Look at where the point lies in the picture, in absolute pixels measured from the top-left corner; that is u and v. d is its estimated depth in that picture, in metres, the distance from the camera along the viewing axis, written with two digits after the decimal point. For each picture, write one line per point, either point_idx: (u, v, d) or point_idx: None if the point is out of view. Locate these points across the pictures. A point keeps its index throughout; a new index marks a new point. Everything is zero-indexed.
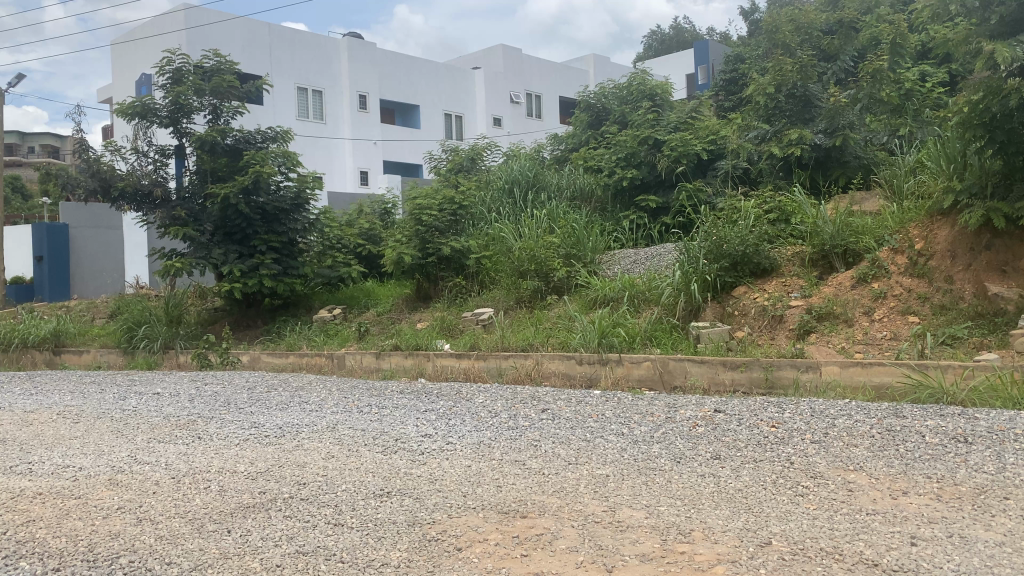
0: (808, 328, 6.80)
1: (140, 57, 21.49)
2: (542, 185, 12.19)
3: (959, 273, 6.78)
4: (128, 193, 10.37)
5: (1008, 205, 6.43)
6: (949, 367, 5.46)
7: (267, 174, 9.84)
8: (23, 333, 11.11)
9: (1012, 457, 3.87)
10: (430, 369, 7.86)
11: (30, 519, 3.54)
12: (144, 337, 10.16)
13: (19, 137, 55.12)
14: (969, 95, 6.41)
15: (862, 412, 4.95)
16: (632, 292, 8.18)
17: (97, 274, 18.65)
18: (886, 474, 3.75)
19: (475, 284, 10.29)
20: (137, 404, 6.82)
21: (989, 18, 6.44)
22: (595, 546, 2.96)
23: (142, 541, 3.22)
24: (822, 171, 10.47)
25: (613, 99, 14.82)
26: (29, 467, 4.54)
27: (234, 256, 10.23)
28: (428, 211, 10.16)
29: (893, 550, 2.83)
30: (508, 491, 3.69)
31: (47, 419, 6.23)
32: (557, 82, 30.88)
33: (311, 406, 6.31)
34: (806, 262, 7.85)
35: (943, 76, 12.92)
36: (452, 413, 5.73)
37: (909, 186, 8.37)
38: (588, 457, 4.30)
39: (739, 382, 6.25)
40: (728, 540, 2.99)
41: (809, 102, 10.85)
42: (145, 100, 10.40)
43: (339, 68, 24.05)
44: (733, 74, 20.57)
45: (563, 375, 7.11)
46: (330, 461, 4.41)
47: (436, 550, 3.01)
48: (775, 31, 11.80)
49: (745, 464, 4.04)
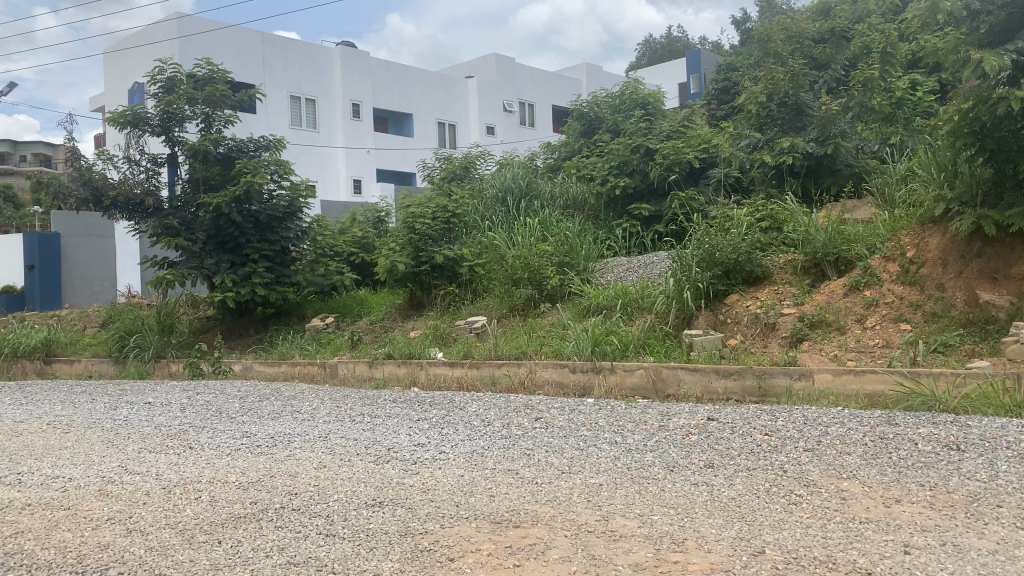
0: (801, 336, 6.82)
1: (133, 64, 21.39)
2: (535, 194, 12.29)
3: (951, 281, 6.80)
4: (120, 202, 10.29)
5: (1000, 213, 6.46)
6: (941, 375, 5.46)
7: (259, 183, 9.79)
8: (12, 343, 11.04)
9: (1005, 465, 3.88)
10: (423, 378, 7.82)
11: (18, 531, 3.50)
12: (135, 345, 10.14)
13: (13, 146, 54.92)
14: (959, 104, 6.52)
15: (855, 420, 4.95)
16: (625, 300, 8.19)
17: (89, 282, 18.48)
18: (879, 482, 3.75)
19: (467, 292, 10.24)
20: (127, 414, 6.76)
21: (978, 28, 6.50)
22: (588, 556, 2.94)
23: (133, 552, 3.19)
24: (814, 179, 10.56)
25: (606, 107, 14.88)
26: (17, 477, 4.50)
27: (227, 265, 10.25)
28: (422, 219, 10.18)
29: (887, 559, 2.82)
30: (501, 501, 3.67)
31: (37, 429, 6.19)
32: (549, 90, 31.09)
33: (302, 416, 6.26)
34: (799, 269, 7.88)
35: (933, 85, 13.01)
36: (445, 422, 5.70)
37: (901, 194, 8.41)
38: (580, 466, 4.29)
39: (731, 390, 6.25)
40: (722, 549, 2.98)
41: (800, 110, 10.96)
42: (136, 108, 10.32)
43: (332, 77, 24.06)
44: (726, 83, 20.68)
45: (557, 383, 7.10)
46: (322, 471, 4.38)
47: (428, 560, 2.99)
48: (767, 40, 11.83)
49: (738, 473, 4.04)
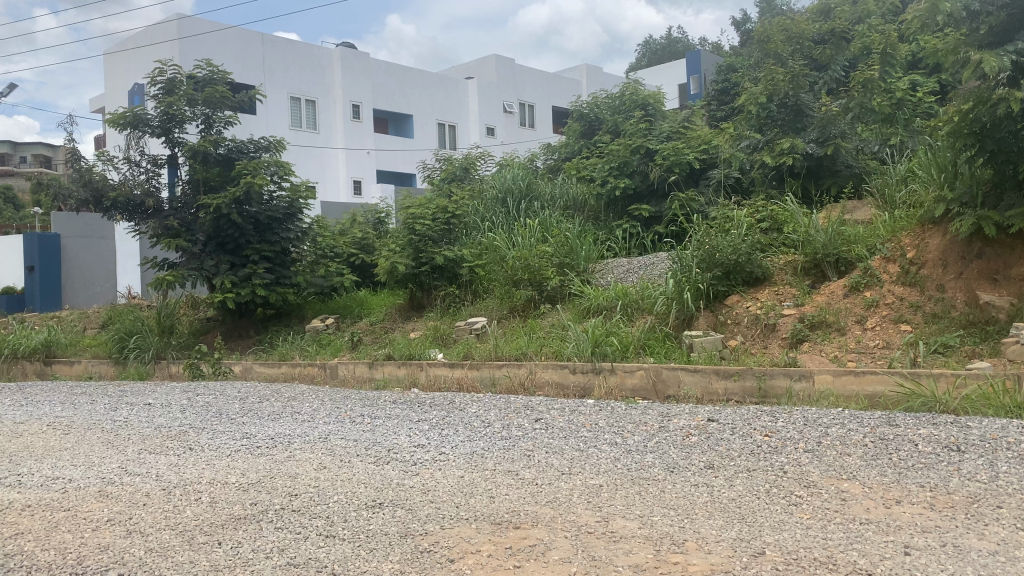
0: (802, 337, 6.81)
1: (133, 65, 21.40)
2: (535, 195, 12.28)
3: (951, 281, 6.80)
4: (120, 203, 10.29)
5: (1000, 214, 6.45)
6: (941, 376, 5.46)
7: (259, 184, 9.80)
8: (12, 344, 11.03)
9: (1005, 466, 3.88)
10: (424, 379, 7.82)
11: (17, 533, 3.49)
12: (135, 346, 10.15)
13: (13, 147, 54.90)
14: (959, 105, 6.52)
15: (855, 421, 4.95)
16: (625, 300, 8.19)
17: (89, 283, 18.49)
18: (879, 483, 3.75)
19: (468, 293, 10.24)
20: (128, 415, 6.76)
21: (978, 29, 6.52)
22: (588, 558, 2.94)
23: (132, 553, 3.19)
24: (814, 180, 10.55)
25: (605, 108, 14.88)
26: (17, 478, 4.50)
27: (227, 266, 10.26)
28: (422, 220, 10.18)
29: (887, 560, 2.82)
30: (501, 502, 3.67)
31: (37, 430, 6.18)
32: (549, 92, 31.11)
33: (302, 417, 6.25)
34: (799, 270, 7.88)
35: (933, 85, 13.02)
36: (444, 424, 5.70)
37: (901, 195, 8.41)
38: (580, 467, 4.29)
39: (732, 391, 6.25)
40: (722, 551, 2.97)
41: (800, 111, 10.96)
42: (136, 110, 10.33)
43: (332, 78, 24.07)
44: (726, 84, 20.71)
45: (557, 384, 7.09)
46: (322, 472, 4.38)
47: (428, 562, 2.99)
48: (767, 41, 11.84)
49: (739, 474, 4.04)
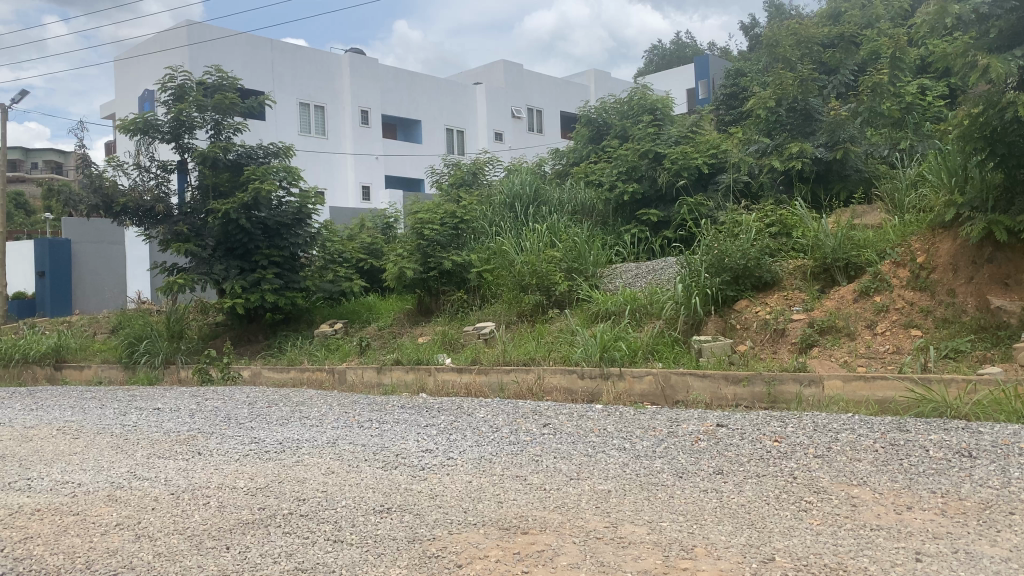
0: (811, 341, 6.79)
1: (143, 72, 21.59)
2: (544, 200, 12.29)
3: (962, 286, 6.74)
4: (131, 209, 10.40)
5: (1010, 218, 6.41)
6: (952, 381, 5.43)
7: (266, 190, 9.88)
8: (23, 349, 11.09)
9: (1017, 472, 3.83)
10: (431, 383, 7.86)
11: (28, 536, 3.52)
12: (145, 351, 10.14)
13: (23, 152, 55.16)
14: (968, 109, 6.45)
15: (865, 427, 4.90)
16: (633, 306, 8.15)
17: (100, 289, 18.74)
18: (889, 489, 3.71)
19: (476, 298, 10.27)
20: (137, 419, 6.79)
21: (988, 31, 6.44)
22: (596, 563, 2.92)
23: (140, 557, 3.20)
24: (823, 184, 10.48)
25: (614, 113, 14.81)
26: (27, 483, 4.51)
27: (236, 271, 10.31)
28: (430, 225, 10.20)
29: (899, 567, 2.79)
30: (508, 508, 3.65)
31: (47, 435, 6.22)
32: (555, 97, 31.07)
33: (311, 422, 6.25)
34: (808, 275, 7.85)
35: (943, 88, 12.98)
36: (453, 428, 5.70)
37: (910, 200, 8.37)
38: (589, 473, 4.27)
39: (741, 397, 6.22)
40: (731, 557, 2.95)
41: (810, 115, 10.88)
42: (146, 116, 10.41)
43: (341, 85, 24.21)
44: (734, 89, 20.61)
45: (565, 389, 7.09)
46: (330, 477, 4.37)
47: (435, 566, 2.98)
48: (776, 45, 11.94)
49: (748, 480, 4.01)
